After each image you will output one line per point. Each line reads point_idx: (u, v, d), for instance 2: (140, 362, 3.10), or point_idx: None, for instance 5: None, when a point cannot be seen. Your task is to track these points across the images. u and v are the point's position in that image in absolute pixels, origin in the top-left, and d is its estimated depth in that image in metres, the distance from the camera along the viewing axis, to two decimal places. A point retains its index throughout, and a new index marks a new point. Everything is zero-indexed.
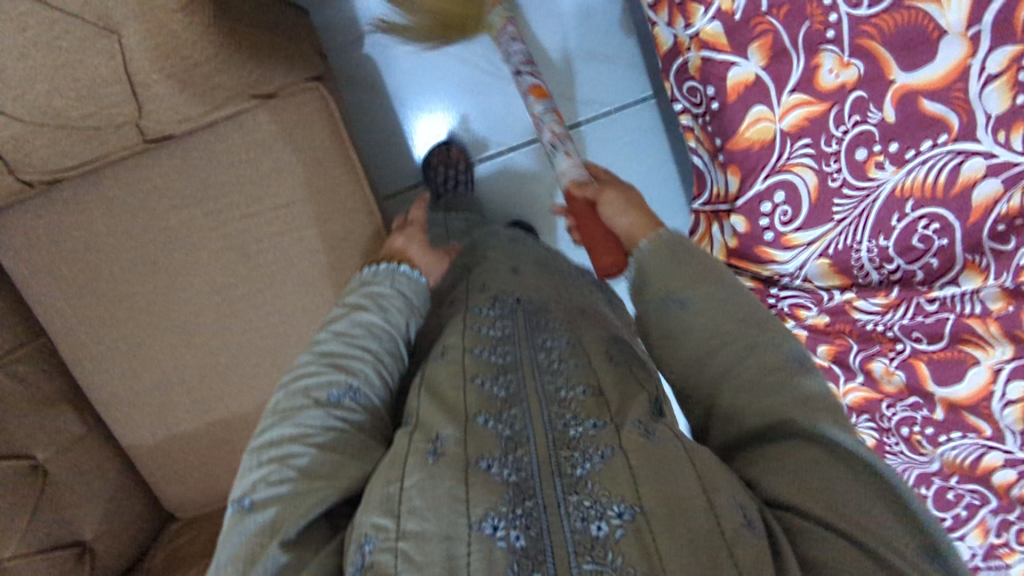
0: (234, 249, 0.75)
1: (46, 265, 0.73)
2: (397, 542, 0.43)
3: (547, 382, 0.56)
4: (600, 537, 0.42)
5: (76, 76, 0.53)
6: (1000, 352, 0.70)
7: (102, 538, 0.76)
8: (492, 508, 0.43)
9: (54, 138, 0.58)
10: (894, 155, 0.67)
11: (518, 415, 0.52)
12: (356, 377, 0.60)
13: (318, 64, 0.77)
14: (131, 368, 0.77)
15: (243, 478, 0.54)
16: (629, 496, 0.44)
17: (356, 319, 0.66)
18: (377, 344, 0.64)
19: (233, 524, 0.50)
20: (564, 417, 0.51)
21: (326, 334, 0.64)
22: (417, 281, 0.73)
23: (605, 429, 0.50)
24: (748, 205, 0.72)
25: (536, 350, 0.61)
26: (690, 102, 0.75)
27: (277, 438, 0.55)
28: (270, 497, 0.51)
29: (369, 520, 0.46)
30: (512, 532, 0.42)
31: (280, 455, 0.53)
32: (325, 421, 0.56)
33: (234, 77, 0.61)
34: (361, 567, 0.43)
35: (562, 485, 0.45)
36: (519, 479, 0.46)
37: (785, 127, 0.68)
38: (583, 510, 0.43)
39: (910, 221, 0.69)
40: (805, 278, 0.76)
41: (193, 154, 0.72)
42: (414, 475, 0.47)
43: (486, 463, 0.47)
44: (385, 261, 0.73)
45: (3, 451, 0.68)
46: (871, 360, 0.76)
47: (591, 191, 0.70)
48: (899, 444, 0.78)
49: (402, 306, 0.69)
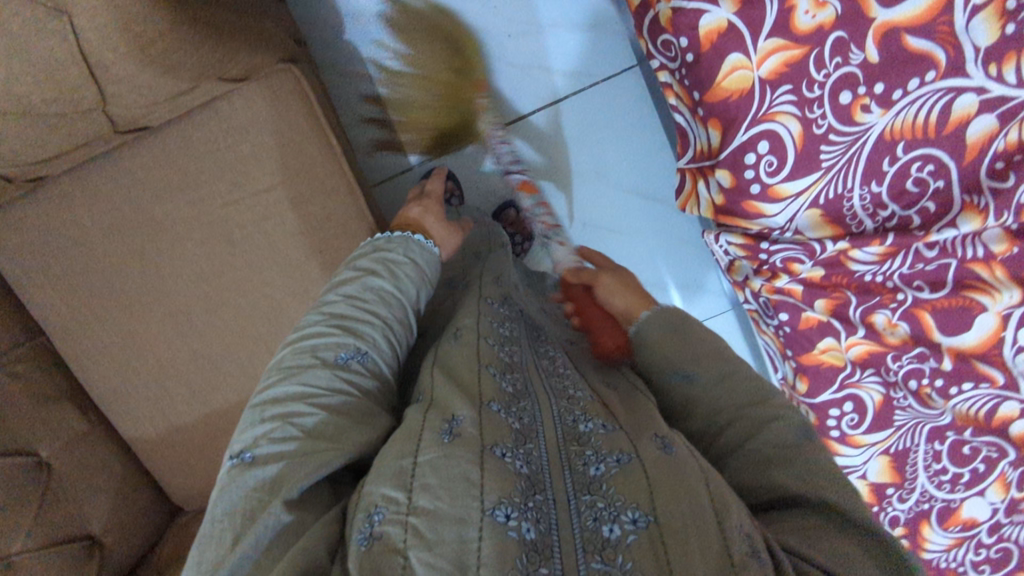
0: (220, 236, 0.76)
1: (39, 264, 0.74)
2: (408, 517, 0.42)
3: (554, 383, 0.59)
4: (612, 540, 0.42)
5: (32, 61, 0.54)
6: (1008, 297, 0.66)
7: (111, 532, 0.77)
8: (506, 497, 0.43)
9: (21, 125, 0.59)
10: (880, 97, 0.63)
11: (527, 407, 0.53)
12: (366, 341, 0.60)
13: (290, 46, 0.78)
14: (129, 363, 0.78)
15: (242, 433, 0.53)
16: (644, 504, 0.43)
17: (368, 283, 0.65)
18: (387, 310, 0.64)
19: (231, 477, 0.49)
20: (573, 413, 0.53)
21: (336, 295, 0.63)
22: (429, 251, 0.74)
23: (615, 432, 0.51)
24: (732, 156, 0.70)
25: (540, 356, 0.65)
26: (666, 56, 0.74)
27: (282, 396, 0.54)
28: (273, 454, 0.50)
29: (380, 490, 0.44)
30: (524, 524, 0.42)
31: (285, 413, 0.53)
32: (332, 382, 0.56)
33: (195, 56, 0.61)
34: (367, 537, 0.42)
35: (573, 483, 0.46)
36: (530, 471, 0.46)
37: (763, 75, 0.65)
38: (595, 511, 0.43)
39: (903, 164, 0.65)
40: (796, 231, 0.73)
41: (172, 144, 0.73)
42: (429, 452, 0.46)
43: (501, 450, 0.46)
44: (399, 230, 0.73)
45: (5, 447, 0.69)
46: (872, 313, 0.72)
47: (585, 277, 0.75)
48: (908, 398, 0.74)
49: (413, 274, 0.70)
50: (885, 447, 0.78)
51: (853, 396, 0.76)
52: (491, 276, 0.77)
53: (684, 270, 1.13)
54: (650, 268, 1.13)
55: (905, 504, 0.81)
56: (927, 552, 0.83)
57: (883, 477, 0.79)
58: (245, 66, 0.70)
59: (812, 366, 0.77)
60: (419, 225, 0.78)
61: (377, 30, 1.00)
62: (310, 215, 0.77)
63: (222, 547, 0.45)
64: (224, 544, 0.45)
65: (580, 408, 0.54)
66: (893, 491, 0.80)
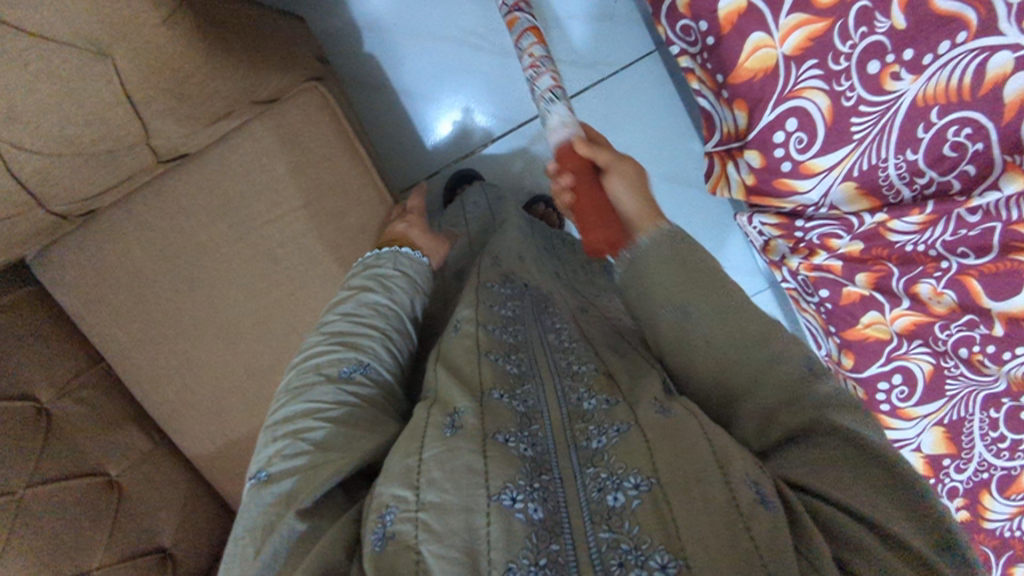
0: (262, 253, 0.79)
1: (96, 294, 0.77)
2: (419, 513, 0.44)
3: (558, 359, 0.57)
4: (616, 507, 0.43)
5: (81, 103, 0.56)
6: None
7: (181, 545, 0.79)
8: (512, 481, 0.44)
9: (73, 165, 0.61)
10: (910, 63, 0.61)
11: (531, 391, 0.53)
12: (366, 354, 0.62)
13: (316, 64, 0.81)
14: (186, 382, 0.81)
15: (258, 453, 0.55)
16: (646, 469, 0.44)
17: (362, 300, 0.67)
18: (384, 322, 0.66)
19: (251, 496, 0.51)
20: (577, 392, 0.52)
21: (333, 314, 0.66)
22: (418, 260, 0.76)
23: (618, 405, 0.50)
24: (760, 135, 0.71)
25: (545, 330, 0.63)
26: (686, 42, 0.75)
27: (291, 414, 0.56)
28: (287, 470, 0.52)
29: (389, 490, 0.46)
30: (530, 505, 0.43)
31: (296, 430, 0.54)
32: (337, 396, 0.57)
33: (225, 82, 0.64)
34: (381, 537, 0.44)
35: (578, 458, 0.47)
36: (536, 454, 0.47)
37: (787, 51, 0.65)
38: (599, 481, 0.45)
39: (938, 130, 0.63)
40: (831, 206, 0.72)
41: (210, 169, 0.76)
42: (433, 447, 0.47)
43: (503, 437, 0.47)
44: (387, 246, 0.76)
45: (78, 471, 0.72)
46: (915, 283, 0.70)
47: (598, 152, 0.57)
48: (959, 366, 0.72)
49: (406, 283, 0.73)
50: (938, 419, 0.76)
51: (902, 368, 0.75)
52: (490, 258, 0.78)
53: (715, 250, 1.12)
54: None
55: (964, 474, 0.78)
56: (989, 522, 0.79)
57: (938, 449, 0.77)
58: (273, 87, 0.72)
59: (857, 340, 0.77)
60: (405, 232, 0.79)
61: (396, 40, 1.03)
62: (344, 226, 0.81)
63: (246, 560, 0.48)
64: (247, 556, 0.48)
65: (584, 385, 0.53)
66: (950, 462, 0.77)
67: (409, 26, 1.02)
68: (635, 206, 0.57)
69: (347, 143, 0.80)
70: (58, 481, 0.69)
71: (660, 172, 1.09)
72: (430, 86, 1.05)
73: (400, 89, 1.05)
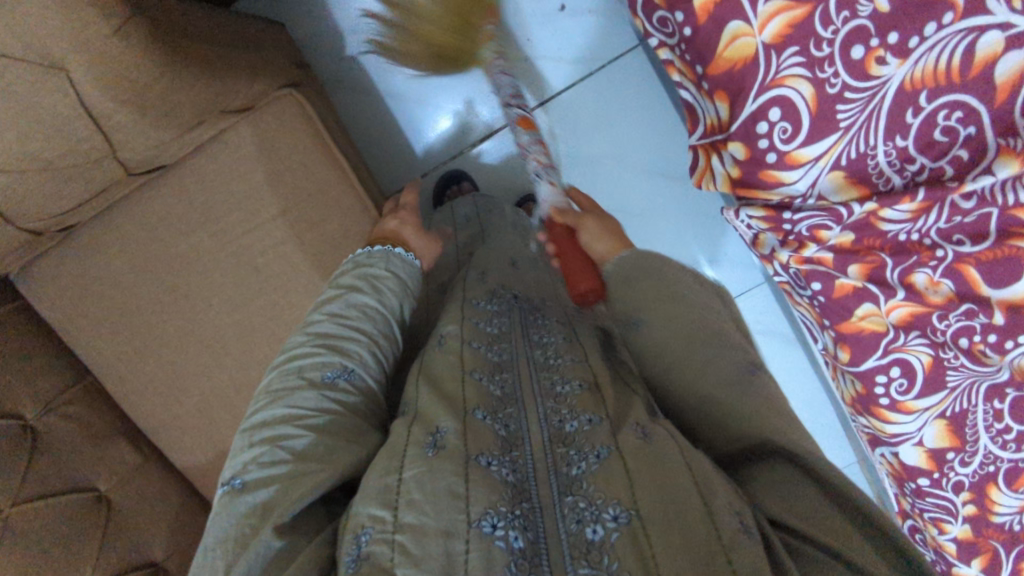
0: (244, 263, 0.78)
1: (80, 309, 0.77)
2: (395, 535, 0.43)
3: (542, 380, 0.57)
4: (595, 541, 0.43)
5: (39, 118, 0.56)
6: None
7: (173, 557, 0.78)
8: (493, 507, 0.44)
9: (39, 181, 0.61)
10: (896, 47, 0.59)
11: (512, 414, 0.53)
12: (352, 359, 0.61)
13: (289, 70, 0.81)
14: (173, 394, 0.80)
15: (234, 459, 0.54)
16: (625, 500, 0.44)
17: (351, 301, 0.66)
18: (372, 326, 0.65)
19: (223, 505, 0.50)
20: (559, 414, 0.52)
21: (320, 315, 0.65)
22: (411, 263, 0.75)
23: (600, 425, 0.51)
24: (744, 127, 0.68)
25: (532, 346, 0.62)
26: (664, 33, 0.74)
27: (269, 419, 0.55)
28: (262, 479, 0.51)
29: (366, 511, 0.45)
30: (512, 532, 0.43)
31: (273, 437, 0.53)
32: (319, 402, 0.56)
33: (190, 91, 0.63)
34: (355, 559, 0.43)
35: (557, 485, 0.47)
36: (516, 479, 0.47)
37: (767, 40, 0.63)
38: (578, 512, 0.45)
39: (928, 114, 0.61)
40: (819, 197, 0.69)
41: (187, 180, 0.75)
42: (413, 467, 0.47)
43: (486, 459, 0.48)
44: (380, 245, 0.75)
45: (65, 485, 0.72)
46: (911, 272, 0.68)
47: (570, 219, 0.75)
48: (959, 357, 0.70)
49: (397, 287, 0.71)
50: (941, 411, 0.73)
51: (901, 360, 0.72)
52: (477, 272, 0.77)
53: (714, 245, 1.10)
54: (682, 249, 1.11)
55: (969, 468, 0.75)
56: (998, 516, 0.75)
57: (941, 442, 0.74)
58: (245, 96, 0.72)
59: (852, 334, 0.74)
60: (394, 238, 0.78)
61: None
62: (324, 233, 0.80)
63: (215, 575, 0.46)
64: (217, 570, 0.47)
65: (567, 407, 0.53)
66: (953, 456, 0.75)
67: None
68: (605, 248, 0.71)
69: (326, 149, 0.80)
70: (44, 497, 0.69)
71: (655, 167, 1.08)
72: (415, 87, 1.05)
73: (383, 92, 1.06)
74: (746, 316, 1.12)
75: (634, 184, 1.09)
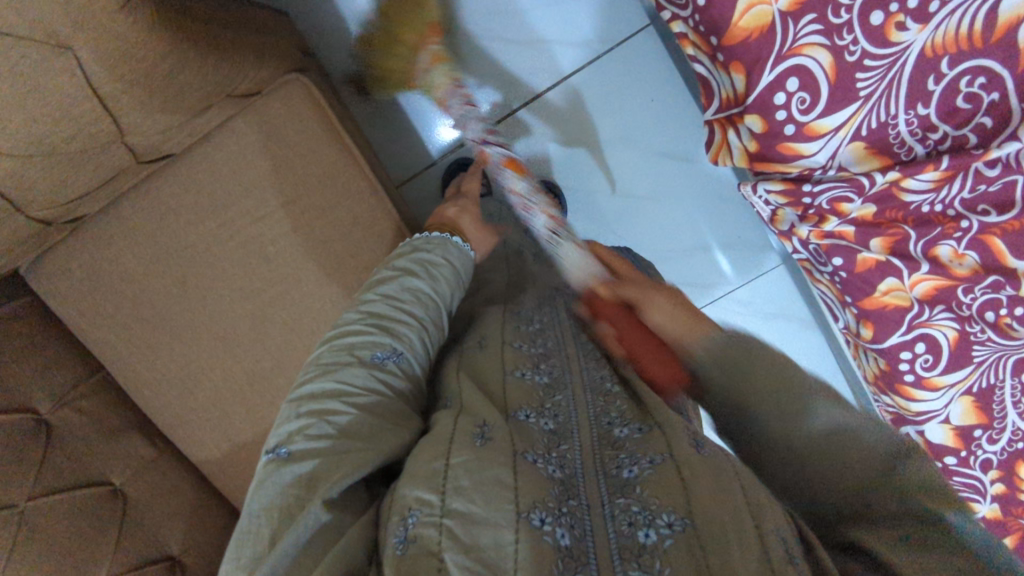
0: (255, 252, 0.78)
1: (92, 303, 0.76)
2: (442, 518, 0.42)
3: (591, 371, 0.61)
4: (648, 545, 0.41)
5: (46, 99, 0.55)
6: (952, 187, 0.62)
7: (191, 552, 0.77)
8: (541, 502, 0.43)
9: (48, 167, 0.60)
10: (915, 11, 0.57)
11: (562, 404, 0.56)
12: (401, 342, 0.60)
13: (297, 56, 0.80)
14: (187, 386, 0.79)
15: (278, 429, 0.53)
16: (680, 508, 0.43)
17: (406, 284, 0.65)
18: (423, 312, 0.64)
19: (267, 471, 0.49)
20: (608, 418, 0.54)
21: (373, 294, 0.64)
22: (466, 253, 0.74)
23: (651, 433, 0.51)
24: (759, 99, 0.67)
25: (579, 335, 0.68)
26: (678, 5, 0.72)
27: (318, 393, 0.54)
28: (308, 451, 0.49)
29: (413, 493, 0.45)
30: (558, 529, 0.42)
31: (321, 410, 0.53)
32: (368, 381, 0.56)
33: (197, 73, 0.63)
34: (404, 540, 0.43)
35: (607, 488, 0.47)
36: (564, 476, 0.47)
37: (783, 7, 0.61)
38: (630, 516, 0.44)
39: (950, 81, 0.59)
40: (839, 167, 0.67)
41: (195, 168, 0.75)
42: (462, 454, 0.47)
43: (533, 457, 0.47)
44: (437, 232, 0.74)
45: (80, 479, 0.71)
46: (934, 246, 0.66)
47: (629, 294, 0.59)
48: (985, 331, 0.67)
49: (449, 275, 0.70)
50: (966, 388, 0.71)
51: (925, 336, 0.70)
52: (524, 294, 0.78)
53: (726, 229, 1.09)
54: (691, 232, 1.09)
55: (997, 445, 0.73)
56: None
57: (968, 419, 0.73)
58: (253, 80, 0.72)
59: (875, 310, 0.72)
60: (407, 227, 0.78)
61: None
62: (335, 221, 0.79)
63: (259, 545, 0.45)
64: (262, 543, 0.45)
65: (616, 409, 0.55)
66: (981, 433, 0.73)
67: None
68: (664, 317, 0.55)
69: (335, 136, 0.80)
70: (58, 489, 0.68)
71: (663, 150, 1.07)
72: None
73: None
74: (758, 297, 1.11)
75: (638, 171, 1.08)
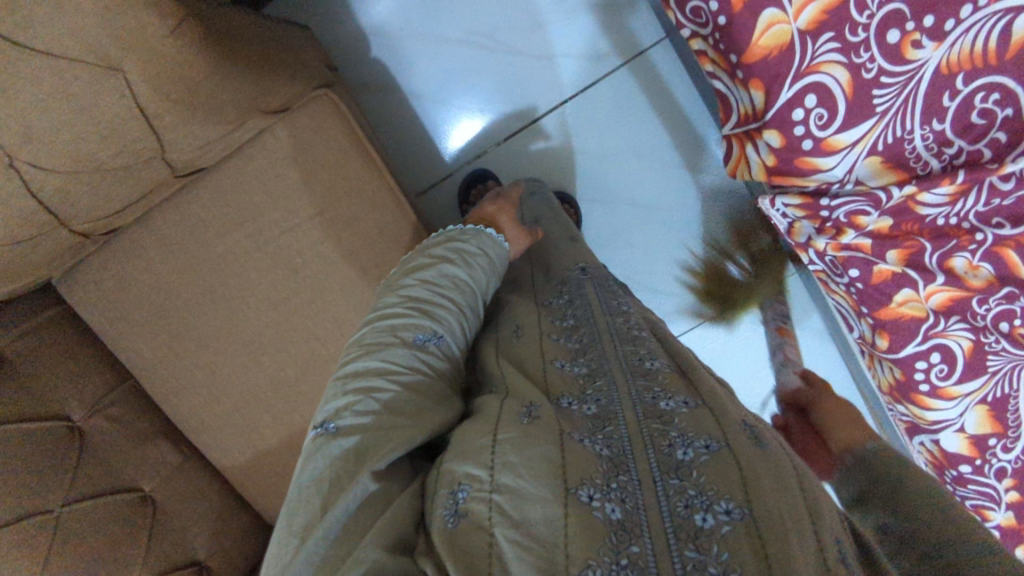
0: (282, 264, 0.79)
1: (122, 315, 0.78)
2: (492, 493, 0.44)
3: (628, 352, 0.61)
4: (705, 528, 0.42)
5: (95, 118, 0.57)
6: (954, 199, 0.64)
7: (216, 557, 0.78)
8: (588, 478, 0.45)
9: (92, 181, 0.62)
10: (931, 30, 0.59)
11: (603, 388, 0.55)
12: (441, 325, 0.62)
13: (322, 72, 0.82)
14: (215, 393, 0.81)
15: (323, 406, 0.54)
16: (738, 496, 0.44)
17: (443, 270, 0.67)
18: (461, 297, 0.66)
19: (315, 446, 0.50)
20: (652, 390, 0.54)
21: (411, 278, 0.65)
22: (500, 245, 0.74)
23: (697, 407, 0.53)
24: (778, 114, 0.68)
25: (612, 312, 0.68)
26: (696, 23, 0.73)
27: (362, 370, 0.56)
28: (355, 426, 0.51)
29: (462, 468, 0.46)
30: (608, 504, 0.44)
31: (365, 388, 0.54)
32: (410, 360, 0.57)
33: (239, 92, 0.65)
34: (453, 513, 0.44)
35: (659, 465, 0.47)
36: (612, 453, 0.48)
37: (802, 26, 0.63)
38: (686, 498, 0.44)
39: (965, 96, 0.60)
40: (856, 182, 0.68)
41: (226, 181, 0.77)
42: (508, 431, 0.48)
43: (579, 436, 0.49)
44: (473, 223, 0.74)
45: (112, 485, 0.72)
46: (950, 257, 0.67)
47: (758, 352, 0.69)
48: (1000, 341, 0.69)
49: (486, 264, 0.71)
50: (981, 397, 0.72)
51: (940, 347, 0.71)
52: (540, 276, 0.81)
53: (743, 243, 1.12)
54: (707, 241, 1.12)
55: (1011, 454, 0.74)
56: None
57: (983, 428, 0.74)
58: (285, 95, 0.74)
59: (891, 319, 0.72)
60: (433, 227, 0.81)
61: (404, 47, 1.05)
62: (361, 231, 0.81)
63: (313, 510, 0.46)
64: (314, 508, 0.46)
65: (659, 383, 0.56)
66: (996, 442, 0.74)
67: (417, 29, 1.04)
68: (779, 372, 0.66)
69: (361, 149, 0.82)
70: (93, 495, 0.70)
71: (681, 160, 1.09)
72: (438, 88, 1.07)
73: (406, 91, 1.07)
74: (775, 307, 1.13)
75: (648, 179, 1.10)
